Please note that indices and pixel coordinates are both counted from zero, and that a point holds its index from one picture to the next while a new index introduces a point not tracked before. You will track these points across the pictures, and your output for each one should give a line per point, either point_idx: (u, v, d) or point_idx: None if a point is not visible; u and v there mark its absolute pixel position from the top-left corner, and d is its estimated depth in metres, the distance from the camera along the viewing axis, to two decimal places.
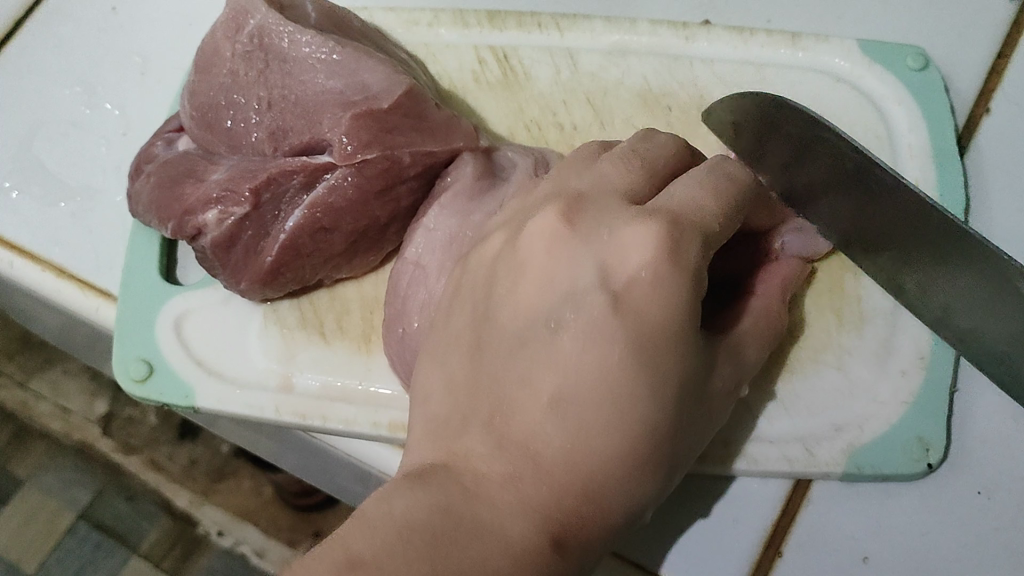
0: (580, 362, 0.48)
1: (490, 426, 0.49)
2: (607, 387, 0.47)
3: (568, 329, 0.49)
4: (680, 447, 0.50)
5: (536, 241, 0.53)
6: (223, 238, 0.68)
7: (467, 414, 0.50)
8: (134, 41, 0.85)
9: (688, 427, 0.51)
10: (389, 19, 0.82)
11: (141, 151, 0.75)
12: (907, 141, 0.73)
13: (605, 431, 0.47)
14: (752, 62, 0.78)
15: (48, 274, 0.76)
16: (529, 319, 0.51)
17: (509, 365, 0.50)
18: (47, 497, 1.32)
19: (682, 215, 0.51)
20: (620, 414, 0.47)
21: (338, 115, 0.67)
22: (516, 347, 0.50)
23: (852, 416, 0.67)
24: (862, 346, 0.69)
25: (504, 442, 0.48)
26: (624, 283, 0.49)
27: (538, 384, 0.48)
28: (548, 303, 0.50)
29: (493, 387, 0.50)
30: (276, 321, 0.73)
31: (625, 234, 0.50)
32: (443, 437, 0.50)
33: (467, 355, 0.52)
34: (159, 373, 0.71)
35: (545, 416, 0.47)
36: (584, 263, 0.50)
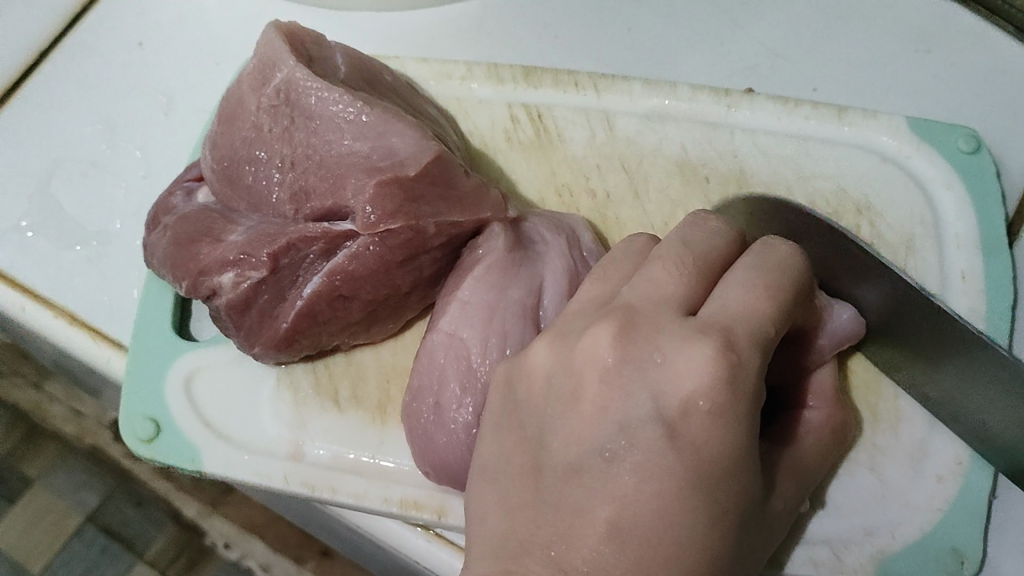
0: (646, 494, 0.44)
1: (547, 558, 0.44)
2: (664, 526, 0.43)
3: (624, 459, 0.44)
4: (739, 570, 0.48)
5: (587, 362, 0.47)
6: (239, 301, 0.66)
7: (523, 541, 0.46)
8: (160, 79, 0.83)
9: (744, 548, 0.49)
10: (421, 71, 0.79)
11: (159, 201, 0.73)
12: (954, 229, 0.70)
13: (670, 567, 0.43)
14: (795, 135, 0.75)
15: (59, 321, 0.73)
16: (582, 447, 0.46)
17: (564, 492, 0.46)
18: (57, 497, 1.25)
19: (736, 327, 0.47)
20: (680, 560, 0.43)
21: (363, 183, 0.64)
22: (569, 476, 0.46)
23: (884, 520, 0.64)
24: (898, 448, 0.66)
25: (562, 574, 0.43)
26: (679, 407, 0.44)
27: (592, 513, 0.44)
28: (603, 433, 0.45)
29: (553, 511, 0.46)
30: (289, 385, 0.70)
31: (680, 362, 0.45)
32: (501, 559, 0.46)
33: (524, 477, 0.48)
34: (166, 434, 0.69)
35: (604, 549, 0.43)
36: (639, 397, 0.45)
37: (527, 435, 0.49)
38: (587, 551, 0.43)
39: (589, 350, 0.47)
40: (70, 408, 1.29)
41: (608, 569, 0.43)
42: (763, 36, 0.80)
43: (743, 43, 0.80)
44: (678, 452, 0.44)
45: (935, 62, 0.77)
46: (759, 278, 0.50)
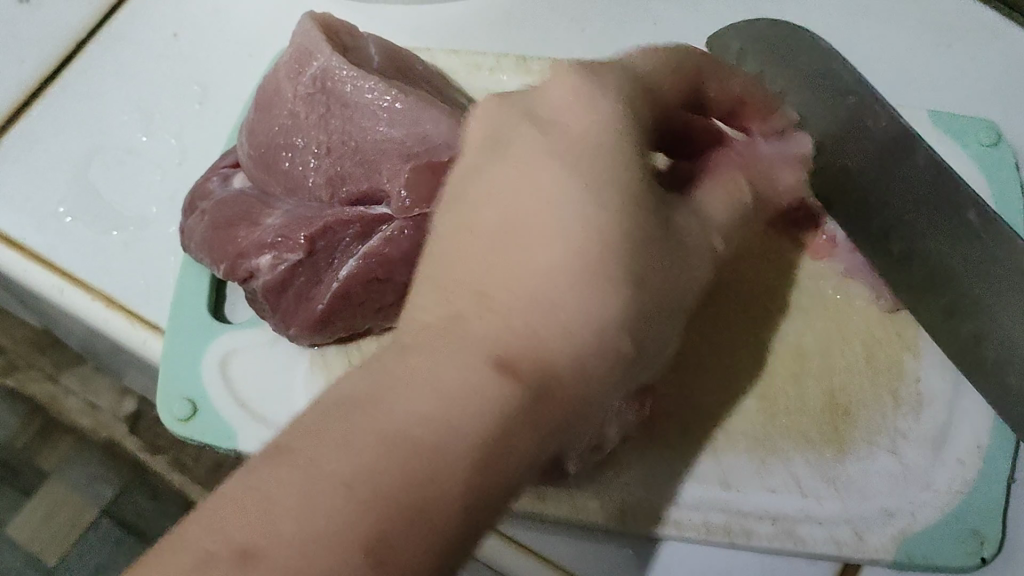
0: (507, 197, 0.48)
1: (426, 335, 0.44)
2: (553, 207, 0.47)
3: (536, 167, 0.48)
4: (673, 299, 0.50)
5: (539, 106, 0.51)
6: (275, 283, 0.67)
7: (429, 279, 0.47)
8: (195, 69, 0.84)
9: (678, 280, 0.50)
10: (452, 62, 0.81)
11: (196, 185, 0.74)
12: None
13: (563, 261, 0.45)
14: None
15: (96, 303, 0.74)
16: (500, 181, 0.48)
17: (489, 194, 0.48)
18: (70, 493, 1.26)
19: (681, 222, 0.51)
20: (610, 236, 0.46)
21: (398, 167, 0.67)
22: (493, 204, 0.48)
23: (905, 502, 0.65)
24: (918, 432, 0.67)
25: (507, 276, 0.45)
26: (595, 126, 0.49)
27: (524, 241, 0.46)
28: (497, 171, 0.49)
29: (464, 260, 0.46)
30: (323, 367, 0.73)
31: (552, 93, 0.51)
32: (401, 323, 0.46)
33: (445, 211, 0.50)
34: (202, 413, 0.70)
35: (509, 291, 0.45)
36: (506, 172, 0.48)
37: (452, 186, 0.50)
38: (429, 354, 0.42)
39: (537, 103, 0.51)
40: (85, 401, 1.31)
41: (516, 284, 0.45)
42: None
43: None
44: (496, 210, 0.47)
45: (955, 56, 0.79)
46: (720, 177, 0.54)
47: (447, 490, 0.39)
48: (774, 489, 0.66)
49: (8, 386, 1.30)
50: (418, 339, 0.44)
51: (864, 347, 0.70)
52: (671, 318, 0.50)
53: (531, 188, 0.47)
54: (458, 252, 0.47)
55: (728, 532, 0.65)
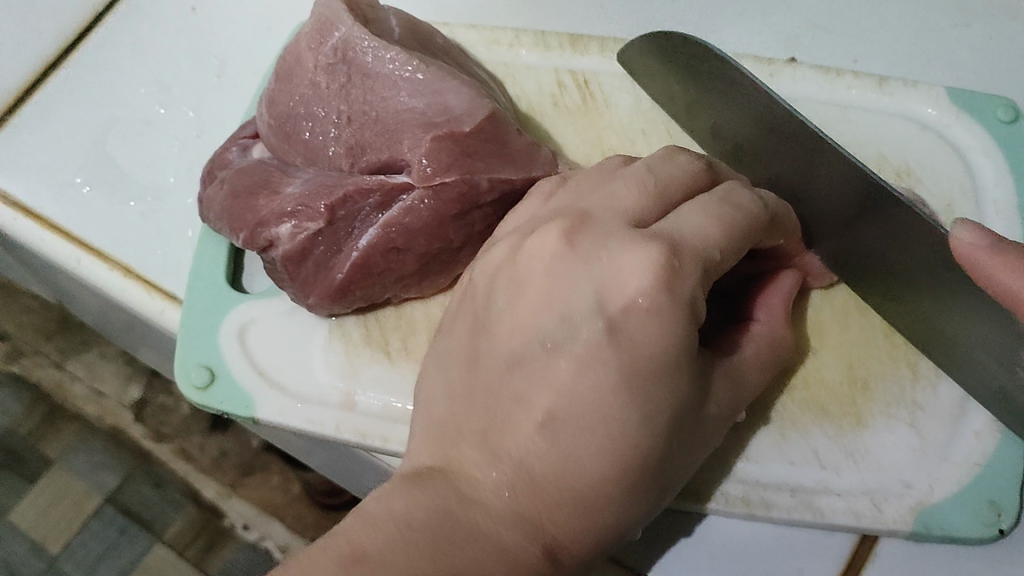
0: (538, 412, 0.52)
1: (484, 439, 0.54)
2: (602, 424, 0.51)
3: (564, 351, 0.53)
4: (671, 470, 0.55)
5: (536, 255, 0.57)
6: (295, 252, 0.67)
7: (462, 426, 0.56)
8: (212, 42, 0.85)
9: (676, 451, 0.55)
10: (470, 36, 0.81)
11: (215, 156, 0.74)
12: (992, 195, 0.72)
13: (596, 457, 0.51)
14: (837, 104, 0.77)
15: (114, 273, 0.75)
16: (528, 338, 0.55)
17: (508, 380, 0.55)
18: (74, 480, 1.28)
19: (686, 243, 0.55)
20: (632, 444, 0.51)
21: (418, 136, 0.66)
22: (510, 367, 0.55)
23: (922, 474, 0.66)
24: (935, 405, 0.68)
25: (497, 456, 0.53)
26: (622, 309, 0.52)
27: (534, 401, 0.53)
28: (547, 324, 0.54)
29: (489, 401, 0.55)
30: (341, 337, 0.72)
31: (623, 260, 0.53)
32: (443, 443, 0.56)
33: (465, 366, 0.58)
34: (221, 382, 0.71)
35: (536, 439, 0.52)
36: (586, 290, 0.54)
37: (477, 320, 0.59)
38: (496, 457, 0.53)
39: (589, 235, 0.56)
40: (90, 388, 1.33)
41: (545, 456, 0.52)
42: (805, 8, 0.82)
43: (784, 14, 0.82)
44: (538, 384, 0.53)
45: (973, 35, 0.79)
46: (720, 211, 0.58)
47: (508, 543, 0.51)
48: (793, 461, 0.67)
49: (15, 373, 1.33)
50: (474, 460, 0.54)
51: (884, 325, 0.71)
52: (673, 491, 0.57)
53: (567, 396, 0.52)
54: (478, 383, 0.56)
55: (747, 503, 0.65)
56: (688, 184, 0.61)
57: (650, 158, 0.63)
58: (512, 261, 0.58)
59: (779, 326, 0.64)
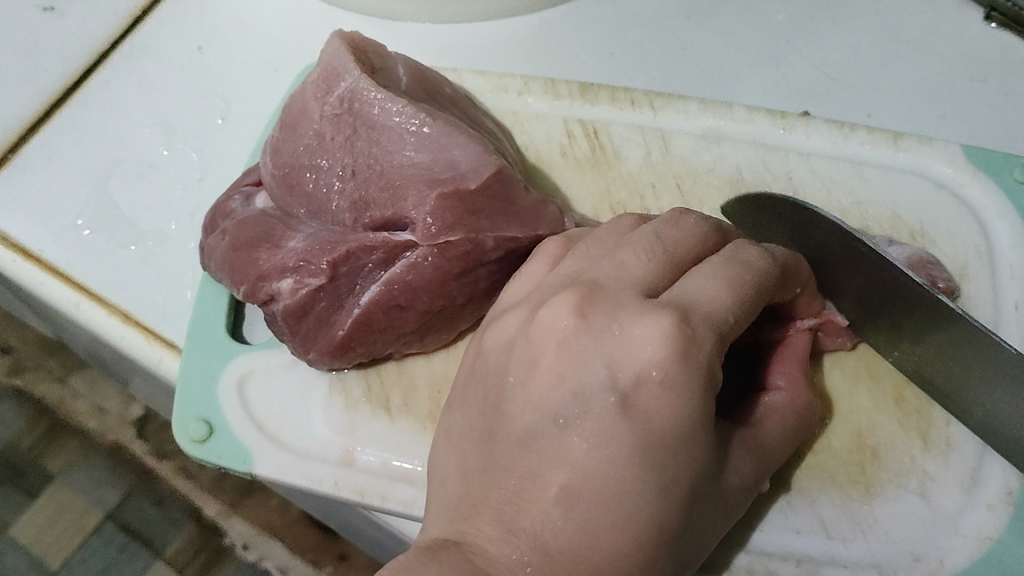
0: (554, 485, 0.52)
1: (500, 514, 0.53)
2: (617, 497, 0.51)
3: (575, 428, 0.53)
4: (688, 544, 0.55)
5: (548, 330, 0.56)
6: (296, 307, 0.66)
7: (477, 501, 0.55)
8: (217, 83, 0.83)
9: (695, 525, 0.55)
10: (479, 83, 0.80)
11: (217, 203, 0.73)
12: (1008, 258, 0.71)
13: (611, 531, 0.51)
14: (850, 159, 0.76)
15: (113, 319, 0.73)
16: (539, 416, 0.55)
17: (519, 457, 0.54)
18: (75, 496, 1.27)
19: (697, 313, 0.55)
20: (648, 517, 0.51)
21: (424, 193, 0.65)
22: (524, 443, 0.55)
23: (932, 546, 0.64)
24: (947, 474, 0.66)
25: (512, 533, 0.52)
26: (632, 383, 0.53)
27: (548, 477, 0.53)
28: (559, 401, 0.54)
29: (505, 477, 0.54)
30: (341, 391, 0.71)
31: (636, 331, 0.54)
32: (458, 516, 0.55)
33: (479, 443, 0.57)
34: (218, 436, 0.69)
35: (553, 514, 0.51)
36: (597, 366, 0.54)
37: (489, 402, 0.58)
38: (513, 531, 0.52)
39: (604, 313, 0.56)
40: (93, 403, 1.32)
41: (563, 530, 0.51)
42: (817, 60, 0.80)
43: (798, 65, 0.80)
44: (552, 461, 0.53)
45: (991, 90, 0.77)
46: (727, 274, 0.57)
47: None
48: (799, 530, 0.65)
49: (18, 386, 1.33)
50: (491, 533, 0.53)
51: (895, 385, 0.69)
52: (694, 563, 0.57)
53: (583, 471, 0.52)
54: (490, 463, 0.56)
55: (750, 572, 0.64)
56: (697, 250, 0.61)
57: (655, 220, 0.62)
58: (526, 335, 0.58)
59: (800, 392, 0.63)
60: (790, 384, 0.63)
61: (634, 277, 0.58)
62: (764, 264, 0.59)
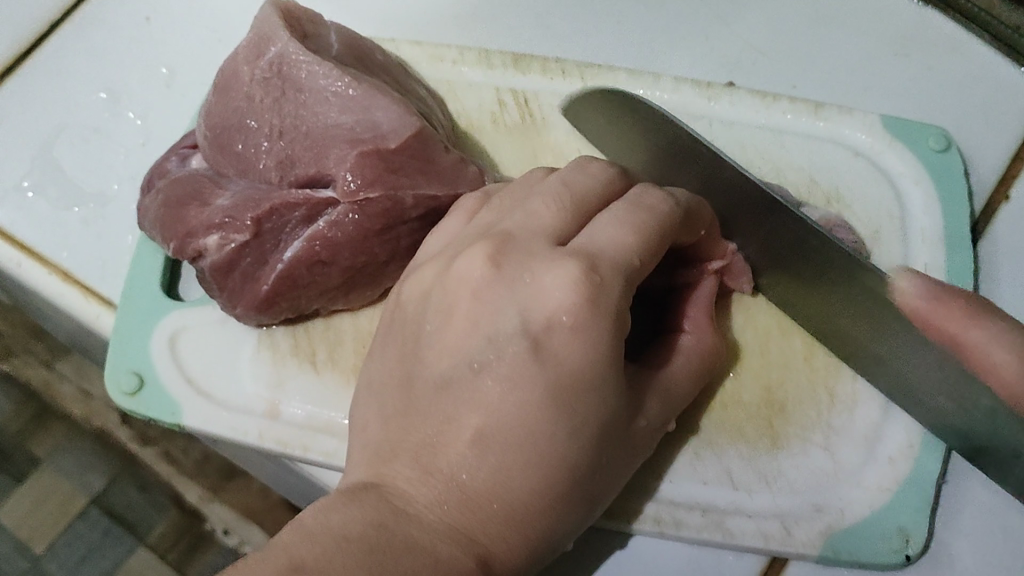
0: (469, 429, 0.53)
1: (418, 455, 0.54)
2: (530, 439, 0.52)
3: (490, 372, 0.54)
4: (598, 485, 0.56)
5: (464, 280, 0.58)
6: (222, 263, 0.69)
7: (397, 445, 0.55)
8: (163, 53, 0.86)
9: (604, 467, 0.57)
10: (414, 53, 0.82)
11: (154, 165, 0.75)
12: (920, 223, 0.72)
13: (526, 469, 0.52)
14: (772, 128, 0.77)
15: (53, 277, 0.76)
16: (456, 361, 0.56)
17: (436, 403, 0.55)
18: (61, 480, 1.30)
19: (603, 258, 0.56)
20: (561, 457, 0.53)
21: (345, 152, 0.67)
22: (441, 388, 0.56)
23: (836, 499, 0.66)
24: (852, 429, 0.68)
25: (429, 475, 0.53)
26: (543, 327, 0.54)
27: (464, 420, 0.53)
28: (474, 347, 0.55)
29: (423, 421, 0.55)
30: (269, 346, 0.73)
31: (547, 277, 0.55)
32: (378, 459, 0.56)
33: (398, 391, 0.58)
34: (149, 388, 0.71)
35: (469, 455, 0.52)
36: (510, 313, 0.55)
37: (407, 349, 0.60)
38: (428, 473, 0.53)
39: (519, 262, 0.57)
40: (79, 387, 1.33)
41: (477, 470, 0.52)
42: (747, 33, 0.82)
43: (727, 39, 0.82)
44: (466, 405, 0.54)
45: (913, 63, 0.79)
46: (635, 219, 0.59)
47: (446, 555, 0.50)
48: (707, 481, 0.67)
49: (4, 369, 1.33)
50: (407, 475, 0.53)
51: (806, 345, 0.71)
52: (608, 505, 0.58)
53: (496, 412, 0.53)
54: (408, 410, 0.57)
55: (658, 522, 0.65)
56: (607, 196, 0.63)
57: (565, 169, 0.64)
58: (442, 286, 0.59)
59: (708, 331, 0.64)
60: (696, 324, 0.65)
61: (544, 228, 0.59)
62: (666, 207, 0.61)
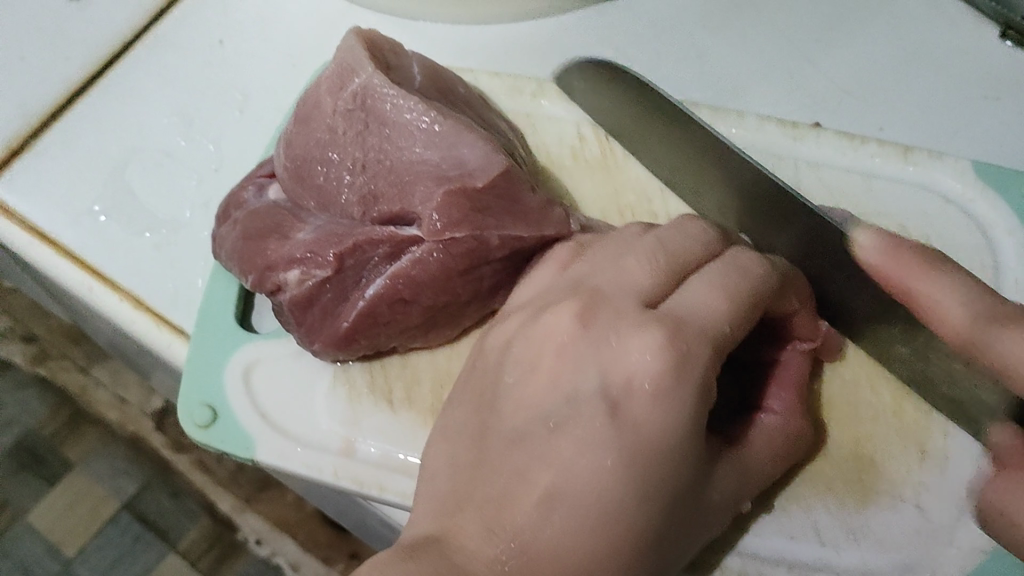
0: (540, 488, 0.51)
1: (483, 512, 0.52)
2: (599, 502, 0.50)
3: (567, 431, 0.52)
4: (668, 555, 0.54)
5: (550, 337, 0.57)
6: (302, 297, 0.68)
7: (462, 499, 0.53)
8: (237, 77, 0.85)
9: (674, 539, 0.54)
10: (493, 84, 0.81)
11: (231, 194, 0.74)
12: (1014, 274, 0.70)
13: (589, 534, 0.50)
14: (860, 171, 0.76)
15: (125, 303, 0.75)
16: (531, 420, 0.54)
17: (508, 457, 0.53)
18: (94, 484, 1.29)
19: (692, 322, 0.54)
20: (626, 524, 0.50)
21: (431, 190, 0.66)
22: (513, 445, 0.54)
23: (924, 559, 0.64)
24: (943, 485, 0.66)
25: (494, 532, 0.51)
26: (624, 392, 0.52)
27: (534, 478, 0.51)
28: (553, 405, 0.54)
29: (492, 475, 0.53)
30: (345, 382, 0.72)
31: (632, 343, 0.53)
32: (443, 512, 0.54)
33: (471, 443, 0.56)
34: (223, 421, 0.70)
35: (534, 514, 0.50)
36: (591, 374, 0.54)
37: (483, 400, 0.58)
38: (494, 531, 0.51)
39: (608, 322, 0.56)
40: (114, 395, 1.35)
41: (542, 532, 0.50)
42: (832, 73, 0.81)
43: (811, 77, 0.81)
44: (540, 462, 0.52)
45: (1004, 108, 0.77)
46: (725, 280, 0.57)
47: None
48: (792, 536, 0.65)
49: (41, 374, 1.35)
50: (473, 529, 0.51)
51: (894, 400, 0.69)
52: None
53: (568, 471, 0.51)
54: (474, 464, 0.55)
55: None
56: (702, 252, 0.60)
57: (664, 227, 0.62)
58: (526, 337, 0.58)
59: (794, 415, 0.63)
60: (783, 405, 0.63)
61: (635, 286, 0.58)
62: (760, 270, 0.58)
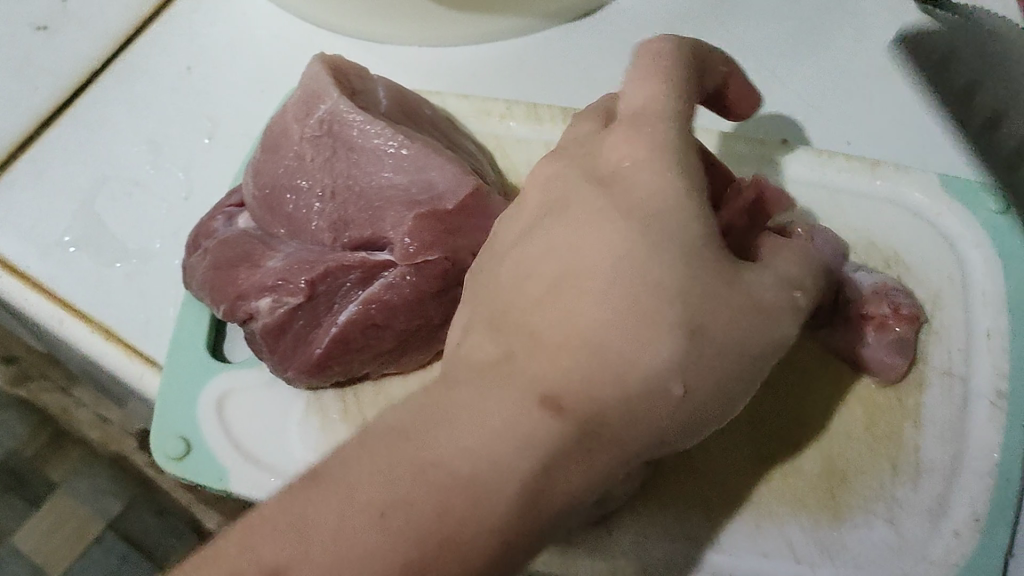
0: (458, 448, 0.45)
1: (409, 434, 0.46)
2: (583, 351, 0.45)
3: (569, 270, 0.47)
4: (675, 415, 0.46)
5: (515, 227, 0.52)
6: (274, 325, 0.67)
7: (404, 428, 0.47)
8: (206, 104, 0.85)
9: (702, 391, 0.46)
10: (462, 106, 0.81)
11: (199, 224, 0.74)
12: (980, 287, 0.71)
13: (604, 385, 0.45)
14: (827, 186, 0.76)
15: (97, 336, 0.74)
16: (519, 282, 0.48)
17: (494, 339, 0.48)
18: (75, 506, 1.18)
19: (645, 115, 0.49)
20: (635, 352, 0.45)
21: (402, 214, 0.67)
22: (507, 313, 0.48)
23: (898, 574, 0.65)
24: (915, 499, 0.67)
25: (420, 459, 0.45)
26: (620, 168, 0.49)
27: (536, 331, 0.47)
28: (538, 263, 0.48)
29: (449, 398, 0.47)
30: (318, 410, 0.72)
31: (620, 140, 0.49)
32: (387, 436, 0.47)
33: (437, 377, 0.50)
34: (195, 453, 0.70)
35: (493, 420, 0.45)
36: (600, 203, 0.48)
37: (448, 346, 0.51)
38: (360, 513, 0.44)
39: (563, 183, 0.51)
40: None
41: (465, 455, 0.44)
42: (799, 87, 0.81)
43: (778, 94, 0.81)
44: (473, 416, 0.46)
45: (970, 121, 0.78)
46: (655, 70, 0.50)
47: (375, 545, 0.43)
48: (767, 553, 0.66)
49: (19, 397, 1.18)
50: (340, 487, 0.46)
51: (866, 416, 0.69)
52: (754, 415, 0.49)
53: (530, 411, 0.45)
54: (434, 387, 0.48)
55: None
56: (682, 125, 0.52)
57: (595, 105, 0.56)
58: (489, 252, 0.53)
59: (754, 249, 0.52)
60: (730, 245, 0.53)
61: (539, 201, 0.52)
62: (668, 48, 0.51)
